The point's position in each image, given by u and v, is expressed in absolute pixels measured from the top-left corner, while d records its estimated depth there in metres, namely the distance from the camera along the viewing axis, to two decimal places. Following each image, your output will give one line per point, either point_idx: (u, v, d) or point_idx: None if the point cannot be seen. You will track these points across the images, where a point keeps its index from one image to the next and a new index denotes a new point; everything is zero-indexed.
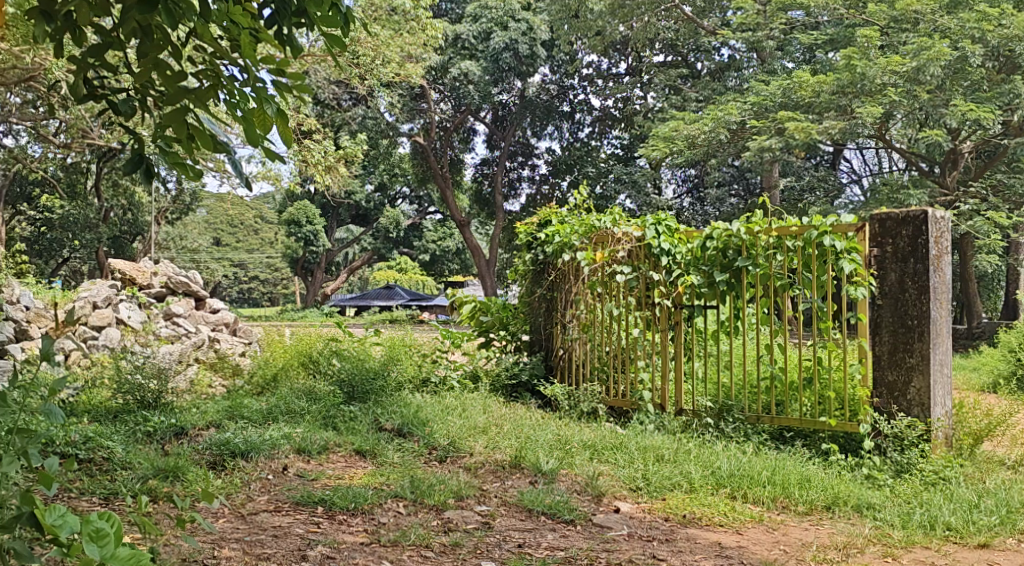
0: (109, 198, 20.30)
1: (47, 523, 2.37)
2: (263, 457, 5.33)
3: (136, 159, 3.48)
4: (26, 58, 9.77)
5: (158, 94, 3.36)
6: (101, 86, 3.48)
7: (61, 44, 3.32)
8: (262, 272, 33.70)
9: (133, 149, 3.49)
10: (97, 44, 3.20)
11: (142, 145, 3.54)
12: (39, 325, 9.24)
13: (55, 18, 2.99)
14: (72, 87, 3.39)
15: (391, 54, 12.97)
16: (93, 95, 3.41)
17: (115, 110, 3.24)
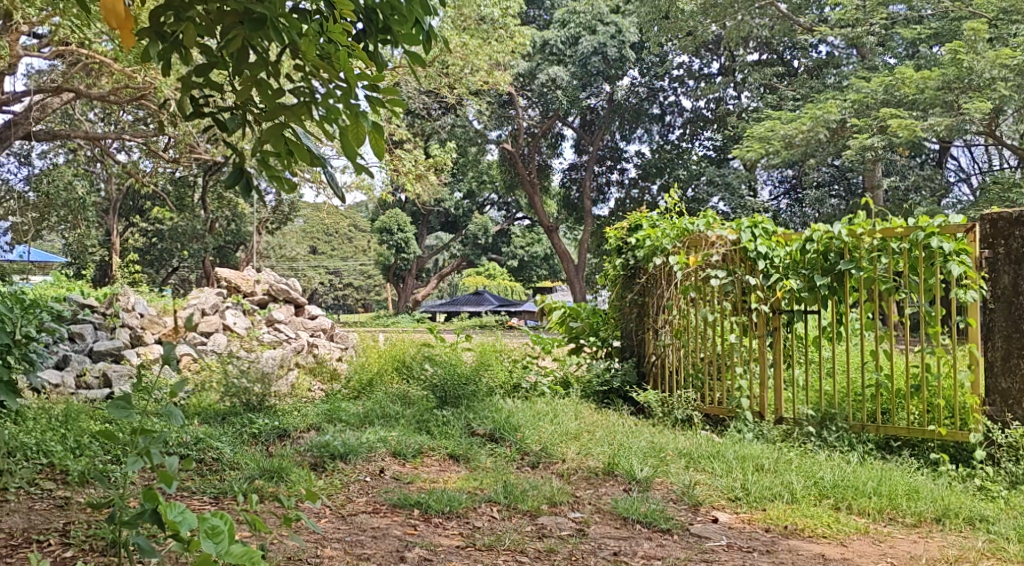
0: (213, 209, 21.09)
1: (168, 519, 2.48)
2: (361, 459, 5.49)
3: (236, 173, 3.62)
4: (137, 77, 10.26)
5: (261, 109, 3.49)
6: (206, 103, 3.65)
7: (169, 66, 3.50)
8: (356, 279, 34.40)
9: (233, 165, 3.64)
10: (202, 63, 3.37)
11: (243, 160, 3.68)
12: (152, 331, 9.70)
13: (166, 41, 3.14)
14: (179, 106, 3.56)
15: (480, 63, 13.14)
16: (200, 112, 3.57)
17: (222, 127, 3.38)
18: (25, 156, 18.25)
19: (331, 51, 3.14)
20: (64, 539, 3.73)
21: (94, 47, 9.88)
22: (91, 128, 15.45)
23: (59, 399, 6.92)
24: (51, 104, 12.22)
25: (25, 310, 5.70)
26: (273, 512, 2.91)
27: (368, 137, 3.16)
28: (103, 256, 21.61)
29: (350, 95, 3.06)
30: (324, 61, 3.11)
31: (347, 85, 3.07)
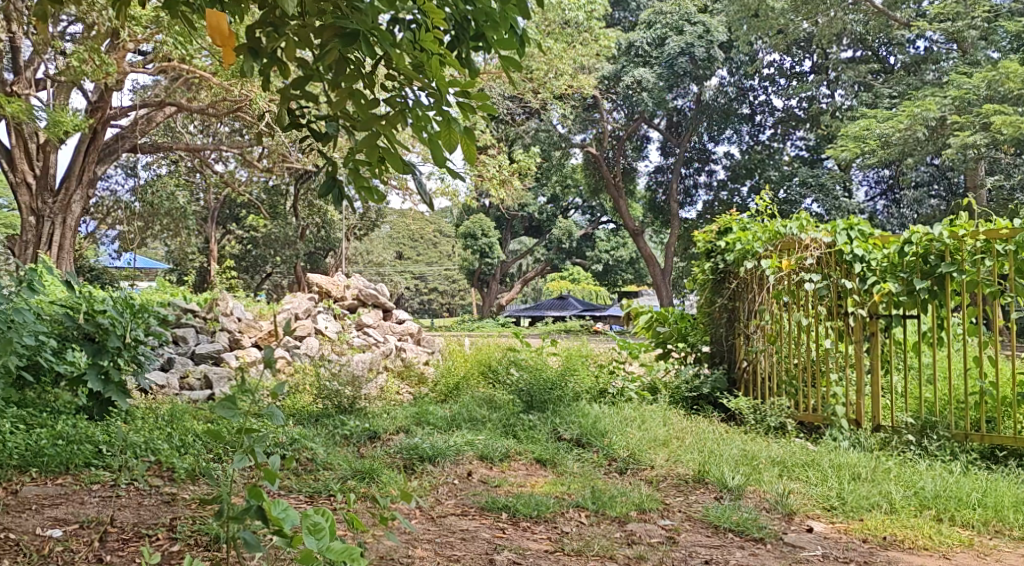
0: (304, 216, 21.64)
1: (273, 515, 2.59)
2: (449, 462, 5.57)
3: (328, 182, 3.72)
4: (235, 90, 10.64)
5: (353, 120, 3.59)
6: (303, 114, 3.77)
7: (268, 80, 3.63)
8: (441, 284, 34.76)
9: (326, 173, 3.74)
10: (299, 77, 3.49)
11: (336, 169, 3.78)
12: (249, 335, 10.03)
13: (262, 55, 3.25)
14: (277, 118, 3.68)
15: (564, 67, 13.20)
16: (296, 123, 3.69)
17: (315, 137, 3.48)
18: (130, 167, 19.07)
19: (424, 59, 3.18)
20: (171, 534, 3.89)
21: (195, 62, 10.29)
22: (190, 139, 16.05)
23: (164, 399, 7.21)
24: (156, 117, 12.77)
25: (134, 314, 5.97)
26: (376, 509, 2.98)
27: (458, 142, 3.20)
28: (201, 263, 22.39)
29: (443, 100, 3.10)
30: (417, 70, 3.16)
31: (439, 91, 3.11)
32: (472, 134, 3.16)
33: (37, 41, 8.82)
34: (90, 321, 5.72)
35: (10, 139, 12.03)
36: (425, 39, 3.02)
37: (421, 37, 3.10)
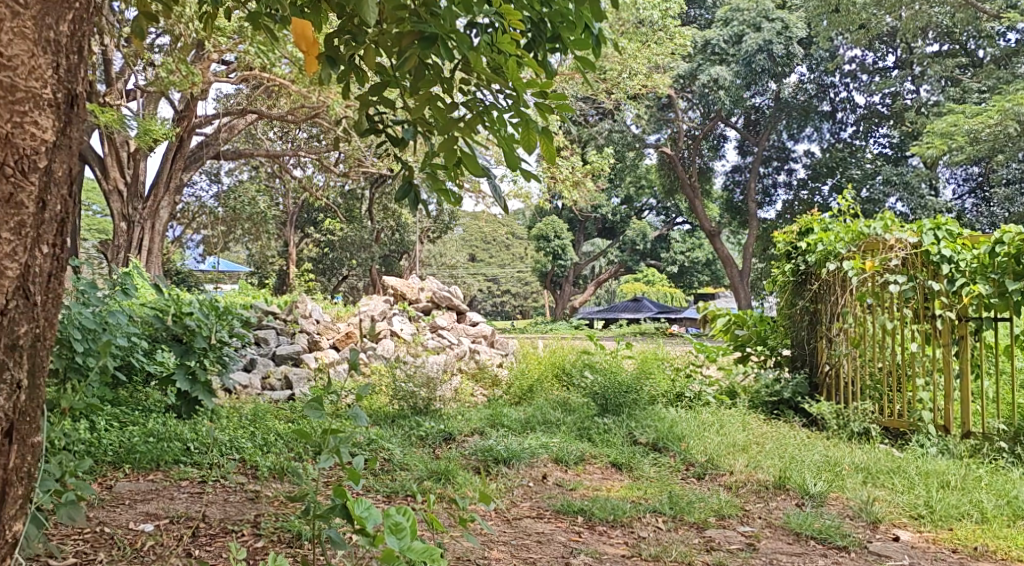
0: (379, 220, 21.94)
1: (356, 514, 2.63)
2: (524, 464, 5.59)
3: (405, 186, 3.75)
4: (313, 96, 10.85)
5: (430, 123, 3.61)
6: (380, 120, 3.83)
7: (348, 86, 3.70)
8: (514, 286, 34.85)
9: (404, 177, 3.77)
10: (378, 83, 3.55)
11: (412, 173, 3.81)
12: (327, 336, 10.24)
13: (339, 63, 3.29)
14: (356, 124, 3.74)
15: (638, 67, 13.12)
16: (374, 129, 3.74)
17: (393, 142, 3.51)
18: (213, 173, 19.63)
19: (501, 61, 3.18)
20: (256, 531, 3.99)
21: (274, 70, 10.54)
22: (270, 145, 16.46)
23: (246, 399, 7.40)
24: (238, 124, 13.11)
25: (219, 316, 6.16)
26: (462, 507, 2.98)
27: (537, 142, 3.17)
28: (280, 266, 22.89)
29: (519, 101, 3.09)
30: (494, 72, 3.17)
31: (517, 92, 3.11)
32: (551, 134, 3.13)
33: (127, 53, 9.15)
34: (178, 323, 5.94)
35: (103, 148, 12.48)
36: (502, 41, 3.02)
37: (498, 39, 3.10)
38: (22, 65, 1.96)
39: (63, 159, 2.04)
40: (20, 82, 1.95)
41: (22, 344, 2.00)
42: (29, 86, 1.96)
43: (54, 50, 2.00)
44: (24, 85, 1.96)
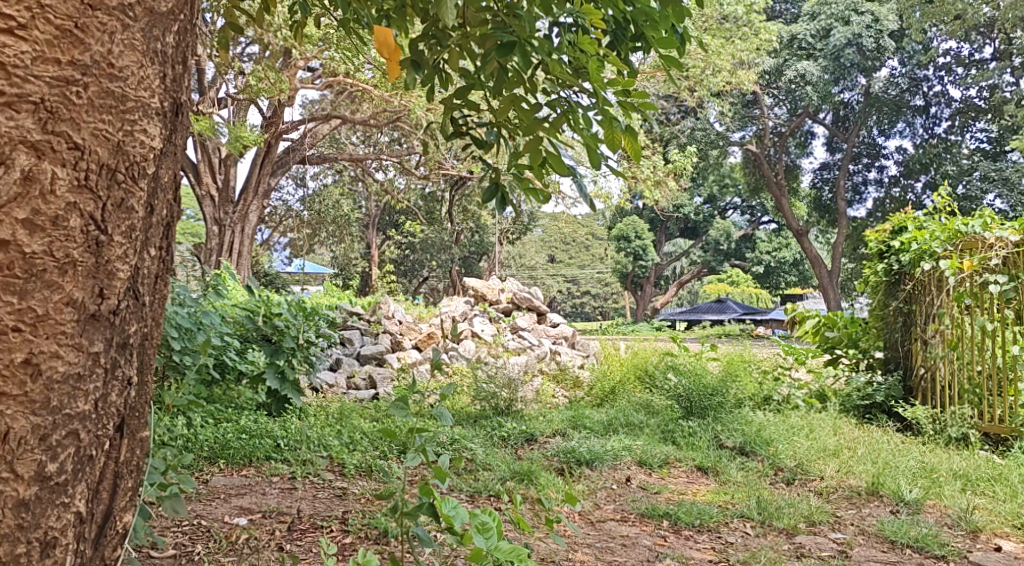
0: (459, 221, 22.12)
1: (443, 513, 2.58)
2: (607, 467, 5.57)
3: (492, 187, 3.76)
4: (395, 100, 11.00)
5: (514, 124, 3.60)
6: (465, 123, 3.84)
7: (433, 91, 3.72)
8: (593, 287, 34.77)
9: (489, 179, 3.78)
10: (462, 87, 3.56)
11: (497, 175, 3.80)
12: (410, 336, 10.40)
13: (422, 66, 3.32)
14: (441, 128, 3.77)
15: (721, 64, 12.93)
16: (458, 131, 3.77)
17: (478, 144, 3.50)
18: (300, 178, 20.15)
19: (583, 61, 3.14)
20: (343, 527, 4.07)
21: (358, 75, 10.73)
22: (354, 149, 16.82)
23: (332, 398, 7.56)
24: (322, 130, 13.46)
25: (307, 317, 6.32)
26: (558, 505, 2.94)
27: (622, 140, 3.10)
28: (363, 268, 23.30)
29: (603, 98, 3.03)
30: (576, 73, 3.13)
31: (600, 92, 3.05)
32: (636, 131, 3.06)
33: (220, 61, 9.45)
34: (267, 323, 6.12)
35: (196, 155, 12.97)
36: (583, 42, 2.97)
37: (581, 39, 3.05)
38: (133, 75, 1.61)
39: (167, 166, 1.72)
40: (131, 92, 1.61)
41: (134, 342, 1.69)
42: (139, 95, 1.63)
43: (161, 59, 1.68)
44: (134, 95, 1.62)
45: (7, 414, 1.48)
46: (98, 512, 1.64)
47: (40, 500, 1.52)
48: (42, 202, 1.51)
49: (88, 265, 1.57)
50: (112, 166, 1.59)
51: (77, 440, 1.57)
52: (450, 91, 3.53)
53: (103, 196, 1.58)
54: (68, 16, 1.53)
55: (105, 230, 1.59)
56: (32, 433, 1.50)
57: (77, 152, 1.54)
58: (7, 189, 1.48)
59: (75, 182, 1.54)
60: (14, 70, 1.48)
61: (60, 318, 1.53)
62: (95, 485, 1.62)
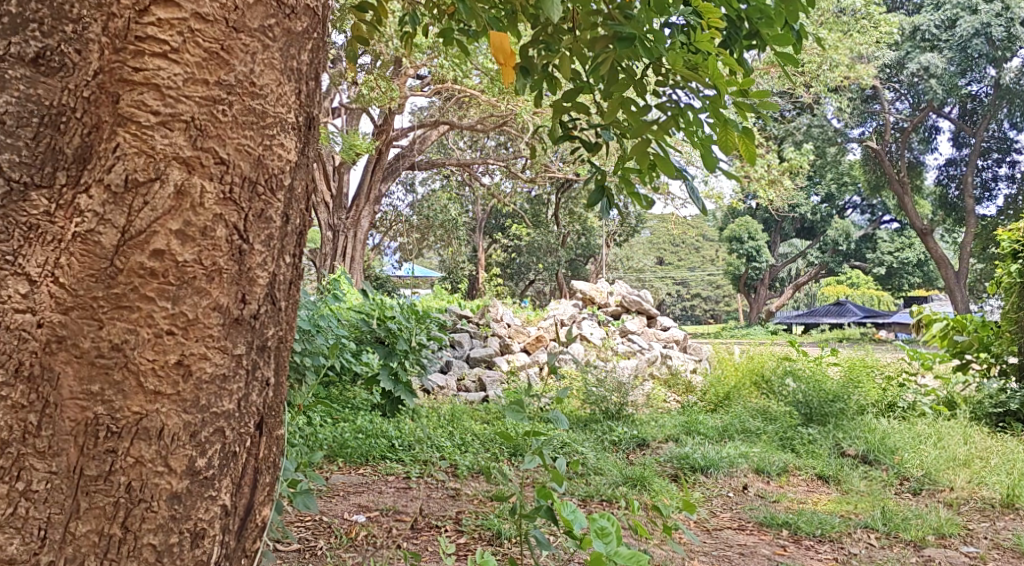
0: (565, 224, 22.06)
1: (562, 516, 2.32)
2: (723, 474, 5.47)
3: (599, 190, 3.75)
4: (501, 106, 11.00)
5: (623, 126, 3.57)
6: (574, 125, 3.83)
7: (541, 94, 3.74)
8: (704, 290, 34.22)
9: (596, 181, 3.77)
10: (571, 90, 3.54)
11: (605, 177, 3.79)
12: (518, 339, 10.45)
13: (533, 71, 3.33)
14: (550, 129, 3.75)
15: (839, 58, 12.56)
16: (567, 135, 3.78)
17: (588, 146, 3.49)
18: (410, 183, 20.56)
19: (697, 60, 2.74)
20: (458, 527, 4.15)
21: (466, 82, 10.86)
22: (461, 154, 17.07)
23: (445, 400, 7.72)
24: (430, 136, 13.73)
25: (418, 320, 6.46)
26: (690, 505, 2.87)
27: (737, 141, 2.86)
28: (471, 271, 23.50)
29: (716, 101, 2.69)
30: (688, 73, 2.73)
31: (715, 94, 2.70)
32: (753, 132, 2.81)
33: (334, 72, 9.73)
34: (382, 327, 6.29)
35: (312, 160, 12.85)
36: (698, 36, 2.59)
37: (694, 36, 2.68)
38: (272, 92, 1.71)
39: (303, 178, 1.80)
40: (271, 109, 1.70)
41: (270, 345, 1.76)
42: (278, 111, 1.71)
43: (297, 75, 1.76)
44: (273, 111, 1.70)
45: (162, 412, 1.58)
46: (242, 506, 1.71)
47: (190, 493, 1.61)
48: (193, 213, 1.61)
49: (231, 273, 1.66)
50: (254, 178, 1.68)
51: (223, 437, 1.66)
52: (559, 95, 3.52)
53: (245, 207, 1.67)
54: (215, 39, 1.63)
55: (247, 240, 1.68)
56: (184, 430, 1.60)
57: (222, 166, 1.64)
58: (162, 202, 1.59)
59: (221, 195, 1.64)
60: (168, 92, 1.60)
61: (208, 321, 1.63)
62: (238, 480, 1.70)
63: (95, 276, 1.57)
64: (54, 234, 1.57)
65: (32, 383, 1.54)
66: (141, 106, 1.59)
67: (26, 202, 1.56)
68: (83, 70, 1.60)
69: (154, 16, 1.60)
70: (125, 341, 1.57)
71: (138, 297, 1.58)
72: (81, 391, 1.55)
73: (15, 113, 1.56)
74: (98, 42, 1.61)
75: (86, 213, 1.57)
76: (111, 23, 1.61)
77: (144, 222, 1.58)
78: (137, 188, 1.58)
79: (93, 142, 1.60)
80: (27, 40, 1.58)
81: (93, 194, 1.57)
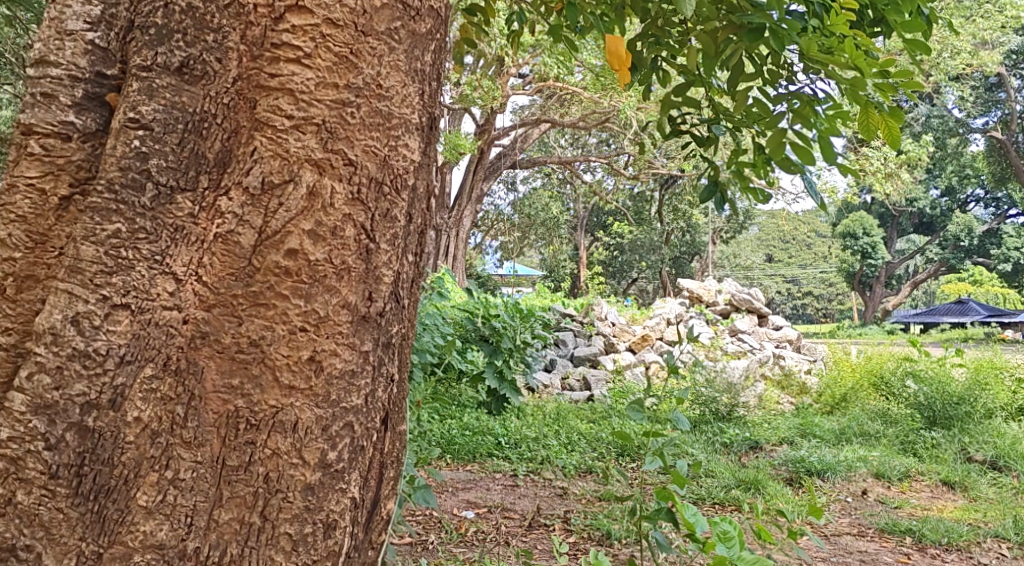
0: (669, 221, 21.74)
1: (682, 519, 2.25)
2: (840, 478, 5.29)
3: (710, 186, 3.67)
4: (604, 103, 10.95)
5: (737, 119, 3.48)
6: (683, 121, 3.76)
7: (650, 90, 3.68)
8: (817, 287, 33.14)
9: (707, 177, 3.69)
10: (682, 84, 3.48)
11: (717, 173, 3.71)
12: (623, 338, 10.39)
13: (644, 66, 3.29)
14: (658, 126, 3.68)
15: (961, 45, 12.01)
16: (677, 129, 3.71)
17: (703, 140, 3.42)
18: (511, 182, 20.64)
19: (835, 43, 2.55)
20: (566, 526, 4.14)
21: (568, 79, 10.85)
22: (563, 152, 17.08)
23: (549, 398, 7.73)
24: (532, 134, 13.80)
25: (523, 319, 6.60)
26: (816, 506, 2.71)
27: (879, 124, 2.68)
28: (572, 269, 23.41)
29: (860, 85, 2.51)
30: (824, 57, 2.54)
31: (857, 78, 2.51)
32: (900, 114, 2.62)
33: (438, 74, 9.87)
34: (486, 325, 6.39)
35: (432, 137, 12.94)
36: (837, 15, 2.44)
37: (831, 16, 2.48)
38: (396, 94, 1.74)
39: (425, 178, 1.82)
40: (396, 110, 1.73)
41: (395, 342, 1.79)
42: (402, 113, 1.74)
43: (421, 76, 1.79)
44: (398, 112, 1.73)
45: (295, 405, 1.64)
46: (369, 499, 1.74)
47: (322, 485, 1.66)
48: (324, 214, 1.66)
49: (358, 271, 1.69)
50: (380, 179, 1.71)
51: (351, 431, 1.69)
52: (669, 89, 3.47)
53: (372, 207, 1.71)
54: (345, 43, 1.67)
55: (374, 239, 1.71)
56: (316, 423, 1.65)
57: (351, 167, 1.68)
58: (296, 203, 1.64)
59: (350, 195, 1.68)
60: (302, 96, 1.65)
61: (337, 319, 1.67)
62: (365, 474, 1.73)
63: (234, 274, 1.64)
64: (197, 236, 1.64)
65: (179, 376, 1.61)
66: (276, 110, 1.65)
67: (172, 205, 1.64)
68: (223, 78, 1.68)
69: (288, 24, 1.66)
70: (261, 337, 1.63)
71: (274, 295, 1.63)
72: (222, 384, 1.62)
73: (162, 120, 1.64)
74: (237, 50, 1.68)
75: (227, 214, 1.64)
76: (250, 32, 1.68)
77: (279, 223, 1.64)
78: (273, 190, 1.64)
79: (232, 146, 1.67)
80: (172, 50, 1.66)
81: (233, 197, 1.65)
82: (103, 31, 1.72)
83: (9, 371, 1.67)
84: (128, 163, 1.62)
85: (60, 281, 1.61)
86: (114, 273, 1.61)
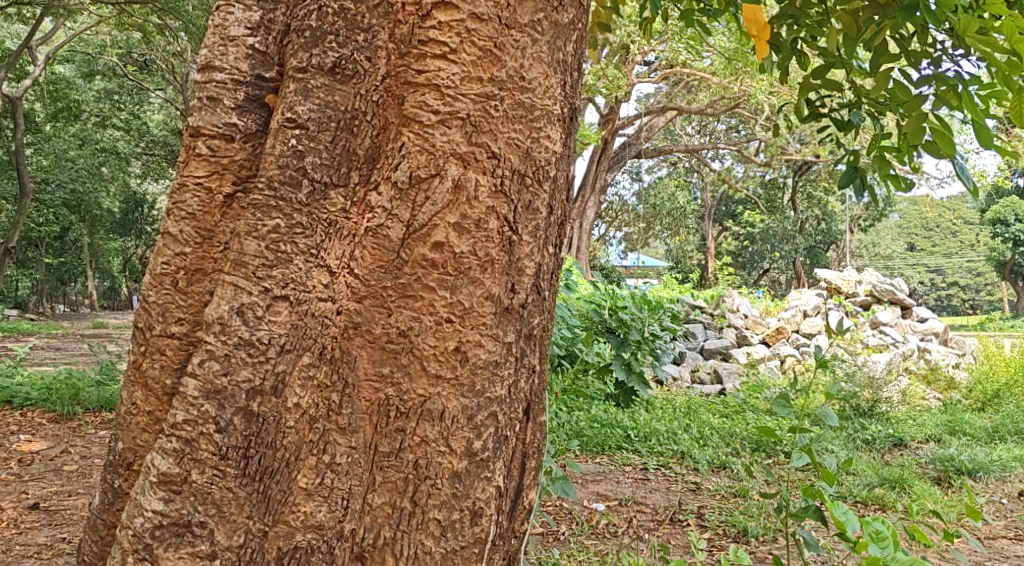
0: (803, 210, 20.96)
1: (833, 517, 2.16)
2: (995, 479, 5.00)
3: (849, 171, 3.52)
4: (734, 88, 10.68)
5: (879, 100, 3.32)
6: (823, 103, 3.62)
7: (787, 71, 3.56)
8: (963, 277, 30.58)
9: (846, 163, 3.54)
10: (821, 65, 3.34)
11: (856, 158, 3.55)
12: (757, 331, 10.11)
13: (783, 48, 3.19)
14: (795, 109, 3.54)
15: None
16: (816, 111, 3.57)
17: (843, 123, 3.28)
18: (636, 172, 20.39)
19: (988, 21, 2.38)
20: (700, 522, 4.08)
21: (696, 65, 10.65)
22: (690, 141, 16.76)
23: (678, 392, 7.63)
24: (658, 122, 13.63)
25: (651, 311, 6.54)
26: (976, 505, 2.36)
27: None
28: (700, 260, 22.96)
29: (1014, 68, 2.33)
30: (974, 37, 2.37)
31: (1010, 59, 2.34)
32: None
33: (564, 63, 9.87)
34: (613, 316, 6.38)
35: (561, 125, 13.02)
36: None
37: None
38: (539, 86, 1.75)
39: (565, 169, 1.82)
40: (539, 101, 1.74)
41: (537, 333, 1.80)
42: (545, 104, 1.75)
43: (563, 67, 1.79)
44: (541, 104, 1.74)
45: (443, 395, 1.68)
46: (512, 488, 1.76)
47: (469, 473, 1.69)
48: (469, 207, 1.69)
49: (501, 262, 1.71)
50: (522, 171, 1.73)
51: (495, 421, 1.71)
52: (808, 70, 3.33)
53: (514, 199, 1.72)
54: (489, 38, 1.70)
55: (516, 231, 1.73)
56: (462, 412, 1.68)
57: (494, 160, 1.70)
58: (441, 197, 1.68)
59: (493, 187, 1.70)
60: (447, 92, 1.69)
61: (482, 311, 1.70)
62: (509, 463, 1.75)
63: (384, 267, 1.69)
64: (349, 230, 1.71)
65: (334, 364, 1.69)
66: (423, 106, 1.69)
67: (326, 200, 1.71)
68: (372, 77, 1.73)
69: (435, 21, 1.70)
70: (410, 328, 1.68)
71: (421, 286, 1.68)
72: (374, 372, 1.69)
73: (317, 118, 1.71)
74: (386, 48, 1.74)
75: (377, 209, 1.70)
76: (398, 29, 1.73)
77: (426, 217, 1.68)
78: (420, 184, 1.69)
79: (381, 142, 1.73)
80: (325, 51, 1.73)
81: (383, 192, 1.70)
82: (262, 35, 1.81)
83: (182, 358, 1.79)
84: (286, 162, 1.70)
85: (226, 274, 1.70)
86: (274, 266, 1.68)
